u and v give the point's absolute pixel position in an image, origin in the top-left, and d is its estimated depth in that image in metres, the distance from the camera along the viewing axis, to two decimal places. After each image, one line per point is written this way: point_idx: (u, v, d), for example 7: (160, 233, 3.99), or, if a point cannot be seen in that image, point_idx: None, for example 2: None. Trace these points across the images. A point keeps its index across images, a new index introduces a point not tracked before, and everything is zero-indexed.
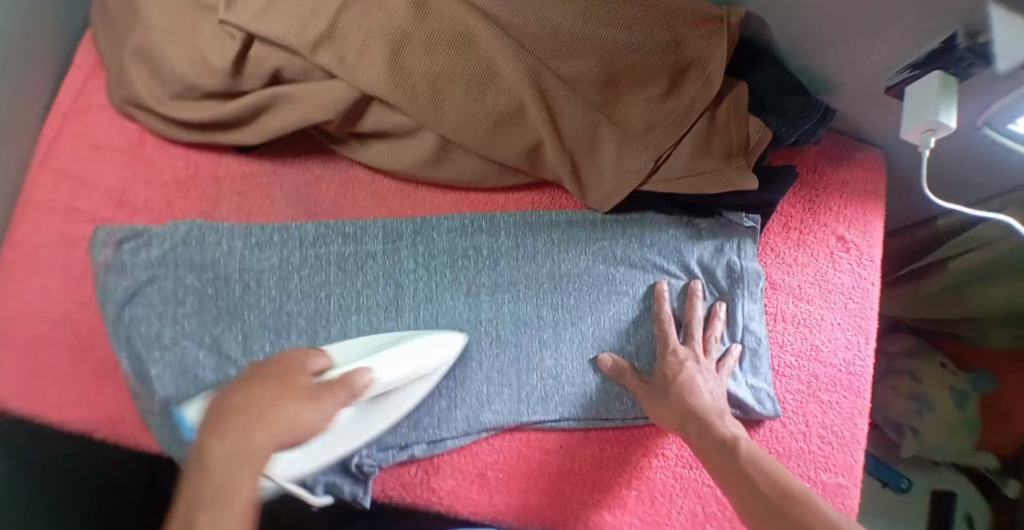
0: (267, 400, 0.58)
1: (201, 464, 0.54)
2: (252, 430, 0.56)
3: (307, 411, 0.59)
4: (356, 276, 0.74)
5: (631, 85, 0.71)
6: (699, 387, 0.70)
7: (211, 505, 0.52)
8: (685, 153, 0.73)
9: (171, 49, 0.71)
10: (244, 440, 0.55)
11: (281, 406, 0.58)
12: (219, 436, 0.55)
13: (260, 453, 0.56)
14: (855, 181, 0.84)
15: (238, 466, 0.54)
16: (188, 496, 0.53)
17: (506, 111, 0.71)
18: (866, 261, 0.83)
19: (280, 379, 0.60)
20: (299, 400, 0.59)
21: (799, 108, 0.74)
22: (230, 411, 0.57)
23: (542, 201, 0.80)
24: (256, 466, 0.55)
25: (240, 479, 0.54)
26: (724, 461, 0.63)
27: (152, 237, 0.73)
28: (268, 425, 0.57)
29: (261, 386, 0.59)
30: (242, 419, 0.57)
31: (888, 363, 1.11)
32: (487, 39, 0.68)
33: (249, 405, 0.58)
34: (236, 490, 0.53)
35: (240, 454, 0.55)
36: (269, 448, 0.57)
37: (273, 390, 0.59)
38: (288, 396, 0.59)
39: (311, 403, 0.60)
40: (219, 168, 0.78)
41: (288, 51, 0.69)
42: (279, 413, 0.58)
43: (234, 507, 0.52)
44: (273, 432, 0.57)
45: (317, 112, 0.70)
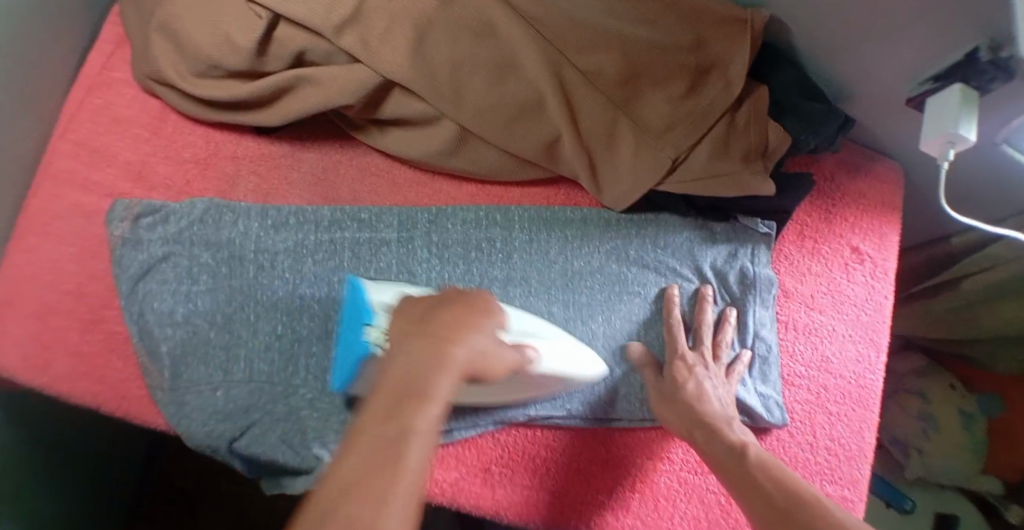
0: (461, 319, 0.51)
1: (406, 367, 0.47)
2: (446, 337, 0.49)
3: (490, 339, 0.53)
4: (369, 262, 0.74)
5: (652, 83, 0.72)
6: (708, 394, 0.69)
7: (404, 402, 0.46)
8: (703, 154, 0.73)
9: (195, 26, 0.72)
10: (439, 346, 0.49)
11: (472, 325, 0.51)
12: (436, 338, 0.49)
13: (460, 363, 0.49)
14: (873, 193, 0.84)
15: (440, 367, 0.48)
16: (384, 390, 0.47)
17: (526, 104, 0.71)
18: (880, 273, 0.82)
19: (472, 301, 0.54)
20: (484, 328, 0.52)
21: (819, 114, 0.74)
22: (441, 319, 0.51)
23: (557, 197, 0.80)
24: (455, 374, 0.48)
25: (441, 383, 0.47)
26: (730, 465, 0.62)
27: (169, 213, 0.74)
28: (468, 339, 0.50)
29: (451, 304, 0.53)
30: (445, 327, 0.50)
31: (898, 382, 1.10)
32: (512, 29, 0.69)
33: (453, 317, 0.51)
34: (442, 394, 0.47)
35: (440, 354, 0.48)
36: (467, 362, 0.50)
37: (469, 312, 0.52)
38: (480, 318, 0.53)
39: (492, 334, 0.53)
40: (237, 149, 0.78)
41: (314, 33, 0.70)
42: (475, 332, 0.51)
43: (432, 413, 0.46)
44: (470, 346, 0.50)
45: (337, 95, 0.71)
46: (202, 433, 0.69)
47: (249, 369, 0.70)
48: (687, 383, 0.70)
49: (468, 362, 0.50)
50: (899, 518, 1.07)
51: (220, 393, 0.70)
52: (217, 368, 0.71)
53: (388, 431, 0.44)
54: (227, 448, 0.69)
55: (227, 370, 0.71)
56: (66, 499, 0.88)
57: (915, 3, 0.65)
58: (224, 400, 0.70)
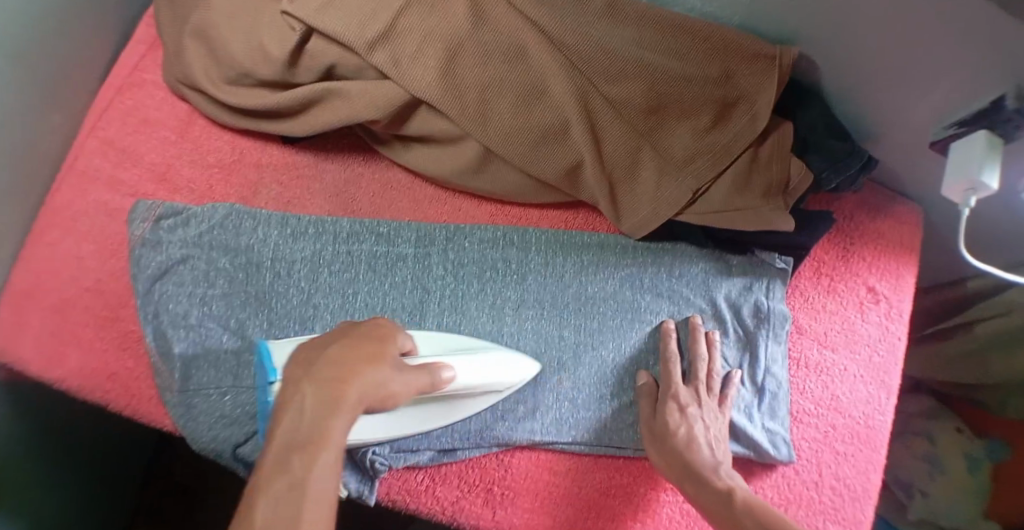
0: (354, 360, 0.56)
1: (294, 411, 0.50)
2: (340, 378, 0.53)
3: (386, 373, 0.58)
4: (385, 276, 0.75)
5: (677, 114, 0.72)
6: (699, 440, 0.69)
7: (296, 451, 0.47)
8: (724, 187, 0.73)
9: (230, 34, 0.73)
10: (334, 388, 0.52)
11: (363, 365, 0.56)
12: (327, 379, 0.52)
13: (352, 405, 0.52)
14: (892, 233, 0.83)
15: (332, 407, 0.50)
16: (279, 437, 0.48)
17: (549, 128, 0.71)
18: (895, 315, 0.82)
19: (362, 343, 0.59)
20: (382, 364, 0.58)
21: (843, 154, 0.74)
22: (330, 362, 0.54)
23: (576, 221, 0.80)
24: (348, 413, 0.52)
25: (334, 423, 0.50)
26: (717, 512, 0.64)
27: (191, 216, 0.74)
28: (359, 377, 0.54)
29: (339, 347, 0.56)
30: (337, 370, 0.53)
31: (905, 422, 1.11)
32: (541, 54, 0.70)
33: (341, 358, 0.55)
34: (337, 433, 0.49)
35: (335, 396, 0.51)
36: (358, 400, 0.53)
37: (361, 349, 0.57)
38: (369, 357, 0.57)
39: (386, 369, 0.58)
40: (261, 157, 0.79)
41: (344, 48, 0.70)
42: (365, 372, 0.55)
43: (330, 452, 0.48)
44: (362, 384, 0.54)
45: (364, 110, 0.71)
46: (209, 437, 0.70)
47: (259, 376, 0.71)
48: (676, 429, 0.70)
49: (360, 400, 0.54)
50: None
51: (229, 398, 0.71)
52: (228, 373, 0.71)
53: (282, 481, 0.45)
54: (233, 453, 0.70)
55: (238, 376, 0.71)
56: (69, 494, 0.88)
57: (946, 48, 0.65)
58: (233, 406, 0.70)
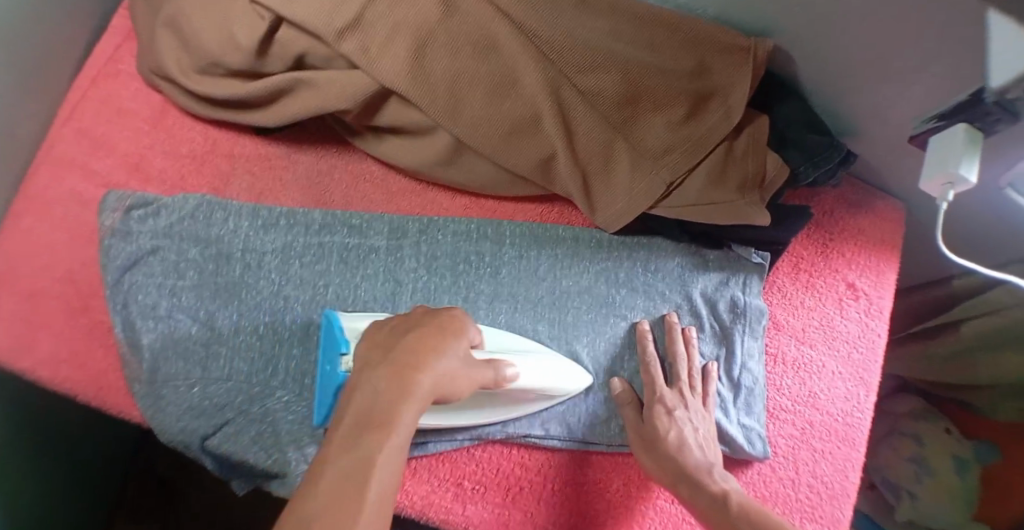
0: (425, 348, 0.54)
1: (369, 397, 0.50)
2: (414, 364, 0.52)
3: (452, 365, 0.55)
4: (356, 269, 0.74)
5: (651, 107, 0.71)
6: (688, 443, 0.69)
7: (367, 429, 0.48)
8: (699, 181, 0.73)
9: (201, 23, 0.72)
10: (404, 376, 0.51)
11: (438, 355, 0.54)
12: (400, 368, 0.51)
13: (423, 393, 0.51)
14: (872, 229, 0.82)
15: (405, 397, 0.50)
16: (351, 413, 0.50)
17: (522, 120, 0.71)
18: (875, 311, 0.81)
19: (436, 331, 0.56)
20: (452, 354, 0.55)
21: (820, 148, 0.74)
22: (403, 350, 0.53)
23: (551, 215, 0.79)
24: (420, 402, 0.51)
25: (405, 409, 0.50)
26: (713, 515, 0.63)
27: (162, 206, 0.74)
28: (430, 369, 0.53)
29: (412, 337, 0.54)
30: (412, 360, 0.52)
31: (892, 423, 1.11)
32: (512, 44, 0.68)
33: (413, 347, 0.53)
34: (408, 423, 0.49)
35: (405, 386, 0.50)
36: (429, 393, 0.52)
37: (436, 336, 0.56)
38: (445, 347, 0.55)
39: (456, 360, 0.55)
40: (235, 148, 0.78)
41: (314, 37, 0.69)
42: (439, 363, 0.53)
43: (398, 440, 0.48)
44: (432, 376, 0.52)
45: (335, 100, 0.70)
46: (175, 429, 0.69)
47: (229, 367, 0.71)
48: (665, 433, 0.69)
49: (430, 393, 0.52)
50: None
51: (196, 390, 0.70)
52: (196, 364, 0.71)
53: (349, 459, 0.47)
54: (201, 446, 0.69)
55: (207, 368, 0.71)
56: (54, 490, 0.89)
57: (921, 40, 0.64)
58: (200, 398, 0.70)
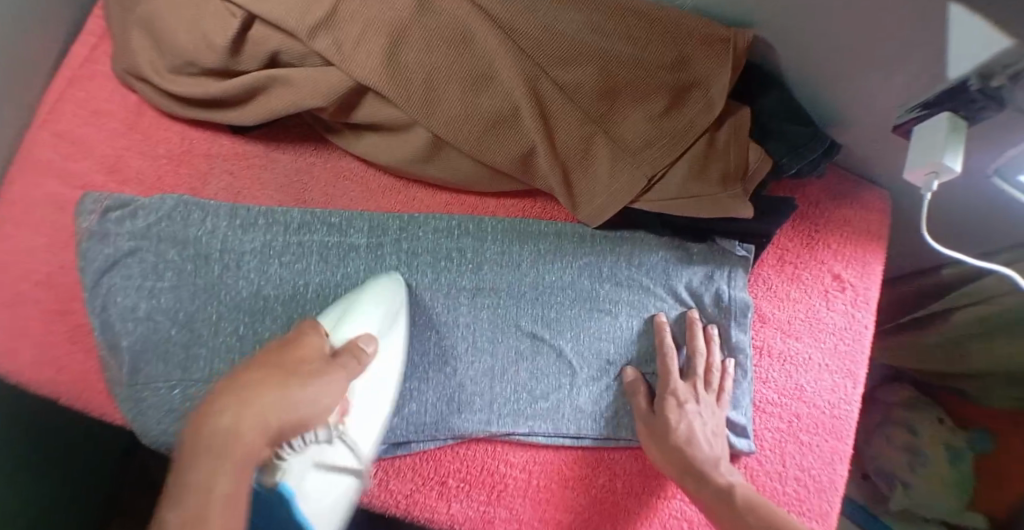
0: (258, 388, 0.54)
1: (187, 449, 0.52)
2: (237, 414, 0.53)
3: (301, 406, 0.55)
4: (336, 267, 0.73)
5: (631, 100, 0.70)
6: (698, 437, 0.70)
7: (191, 496, 0.49)
8: (680, 175, 0.72)
9: (174, 23, 0.71)
10: (230, 432, 0.52)
11: (269, 391, 0.54)
12: (221, 423, 0.53)
13: (249, 441, 0.52)
14: (858, 220, 0.82)
15: (217, 454, 0.51)
16: (179, 480, 0.51)
17: (499, 115, 0.70)
18: (861, 303, 0.80)
19: (281, 362, 0.57)
20: (289, 386, 0.55)
21: (803, 139, 0.73)
22: (224, 398, 0.54)
23: (533, 209, 0.78)
24: (236, 458, 0.51)
25: (221, 469, 0.50)
26: (717, 510, 0.65)
27: (139, 207, 0.73)
28: (256, 416, 0.53)
29: (242, 380, 0.55)
30: (234, 404, 0.53)
31: (885, 413, 1.10)
32: (487, 39, 0.67)
33: (238, 391, 0.54)
34: (219, 485, 0.50)
35: (210, 443, 0.51)
36: (264, 435, 0.53)
37: (274, 372, 0.56)
38: (281, 382, 0.55)
39: (310, 395, 0.56)
40: (212, 147, 0.77)
41: (286, 34, 0.68)
42: (270, 397, 0.54)
43: (211, 502, 0.49)
44: (258, 419, 0.53)
45: (310, 97, 0.70)
46: (159, 431, 0.69)
47: (208, 369, 0.70)
48: (677, 425, 0.70)
49: (263, 430, 0.53)
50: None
51: (177, 392, 0.70)
52: (176, 366, 0.70)
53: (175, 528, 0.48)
54: (181, 448, 0.70)
55: (186, 369, 0.70)
56: (48, 491, 0.89)
57: (901, 27, 0.63)
58: (181, 400, 0.70)
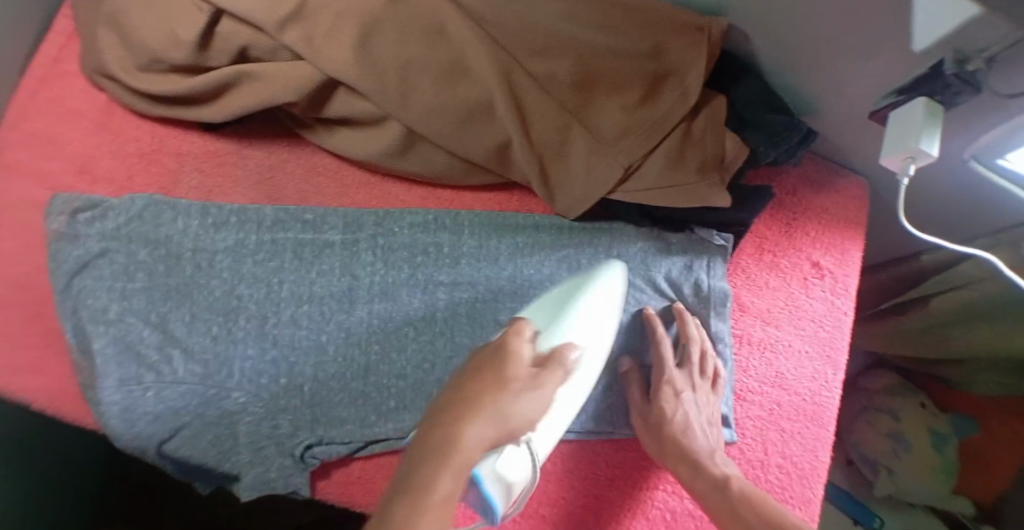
0: (477, 395, 0.54)
1: (409, 463, 0.52)
2: (457, 424, 0.53)
3: (510, 401, 0.55)
4: (311, 264, 0.72)
5: (606, 90, 0.70)
6: (693, 426, 0.71)
7: (406, 495, 0.50)
8: (658, 164, 0.71)
9: (139, 19, 0.69)
10: (444, 440, 0.52)
11: (490, 393, 0.55)
12: (442, 432, 0.53)
13: (466, 452, 0.52)
14: (836, 207, 0.82)
15: (438, 458, 0.51)
16: (400, 482, 0.51)
17: (473, 106, 0.68)
18: (840, 290, 0.81)
19: (501, 373, 0.56)
20: (513, 393, 0.56)
21: (781, 127, 0.73)
22: (443, 404, 0.55)
23: (510, 203, 0.78)
24: (456, 468, 0.51)
25: (438, 475, 0.50)
26: (712, 498, 0.66)
27: (108, 208, 0.72)
28: (478, 422, 0.53)
29: (461, 379, 0.56)
30: (453, 414, 0.53)
31: (867, 400, 1.11)
32: (461, 30, 0.67)
33: (458, 401, 0.54)
34: (443, 481, 0.50)
35: (440, 445, 0.52)
36: (479, 439, 0.53)
37: (492, 379, 0.56)
38: (507, 388, 0.55)
39: (509, 403, 0.55)
40: (183, 145, 0.76)
41: (255, 28, 0.67)
42: (491, 405, 0.54)
43: (432, 497, 0.50)
44: (480, 425, 0.53)
45: (280, 92, 0.68)
46: (132, 436, 0.68)
47: (182, 370, 0.69)
48: (674, 413, 0.72)
49: (481, 441, 0.53)
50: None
51: (151, 394, 0.68)
52: (149, 368, 0.69)
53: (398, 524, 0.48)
54: (159, 450, 0.68)
55: (159, 371, 0.69)
56: None
57: (877, 13, 0.63)
58: (154, 402, 0.69)
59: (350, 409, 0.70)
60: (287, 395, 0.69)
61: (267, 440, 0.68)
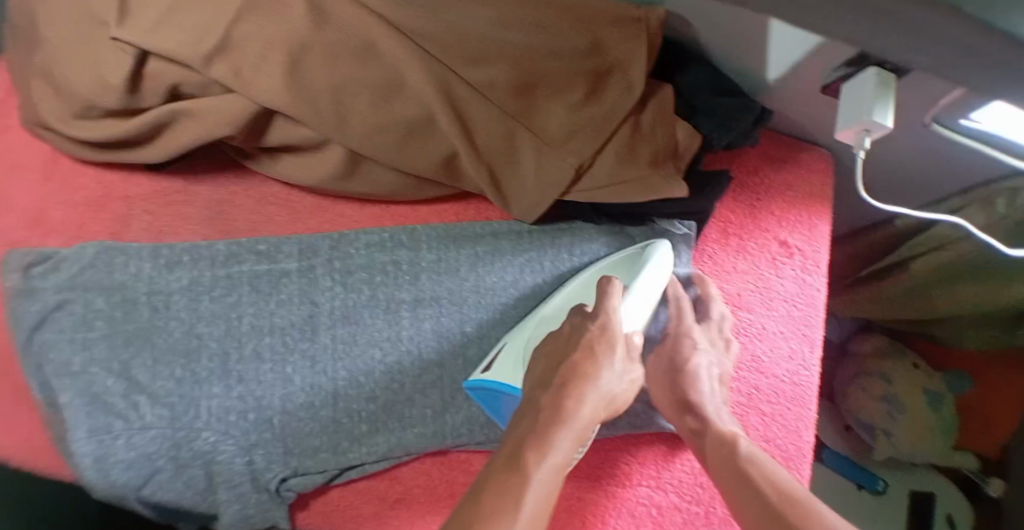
0: (589, 360, 0.62)
1: (530, 421, 0.59)
2: (581, 390, 0.60)
3: (611, 380, 0.62)
4: (270, 295, 0.72)
5: (547, 92, 0.68)
6: (701, 379, 0.72)
7: (518, 454, 0.57)
8: (608, 160, 0.70)
9: (70, 67, 0.68)
10: (568, 403, 0.59)
11: (598, 370, 0.61)
12: (560, 396, 0.60)
13: (583, 422, 0.59)
14: (799, 183, 0.80)
15: (557, 422, 0.59)
16: (512, 441, 0.58)
17: (415, 122, 0.67)
18: (811, 266, 0.79)
19: (605, 339, 0.63)
20: (614, 367, 0.62)
21: (733, 111, 0.71)
22: (561, 370, 0.62)
23: (467, 213, 0.77)
24: (574, 434, 0.59)
25: (557, 434, 0.58)
26: (722, 474, 0.65)
27: (61, 259, 0.71)
28: (587, 395, 0.60)
29: (570, 351, 0.63)
30: (571, 385, 0.60)
31: (859, 365, 1.08)
32: (391, 46, 0.64)
33: (569, 375, 0.61)
34: (563, 445, 0.58)
35: (559, 410, 0.59)
36: (591, 413, 0.60)
37: (598, 349, 0.62)
38: (609, 363, 0.62)
39: (613, 378, 0.62)
40: (130, 188, 0.75)
41: (183, 66, 0.66)
42: (601, 382, 0.61)
43: (551, 461, 0.57)
44: (590, 401, 0.60)
45: (215, 126, 0.67)
46: (108, 484, 0.68)
47: (149, 416, 0.69)
48: (693, 366, 0.72)
49: (595, 407, 0.60)
50: (874, 501, 1.09)
51: (122, 442, 0.68)
52: (117, 417, 0.69)
53: (511, 479, 0.55)
54: (137, 496, 0.69)
55: (127, 419, 0.69)
56: None
57: None
58: (128, 449, 0.68)
59: (322, 437, 0.70)
60: (258, 429, 0.69)
61: (243, 477, 0.69)
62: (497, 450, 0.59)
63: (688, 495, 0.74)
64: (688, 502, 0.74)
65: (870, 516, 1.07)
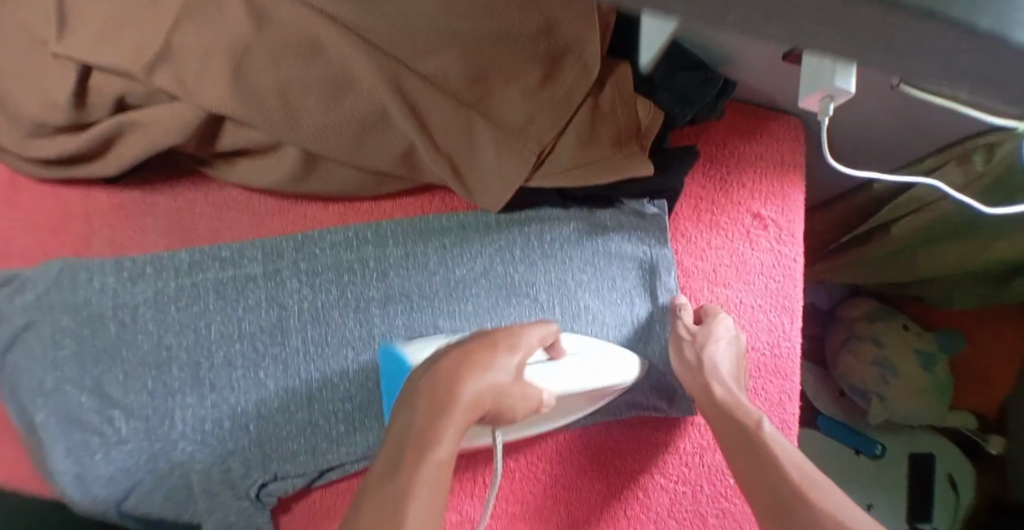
0: (476, 355, 0.57)
1: (416, 411, 0.53)
2: (459, 377, 0.54)
3: (503, 373, 0.56)
4: (236, 301, 0.71)
5: (502, 78, 0.65)
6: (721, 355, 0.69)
7: (406, 456, 0.51)
8: (569, 143, 0.68)
9: (18, 87, 0.67)
10: (450, 385, 0.53)
11: (488, 358, 0.57)
12: (440, 385, 0.54)
13: (470, 408, 0.53)
14: (771, 152, 0.78)
15: (440, 409, 0.52)
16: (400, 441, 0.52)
17: (367, 117, 0.66)
18: (786, 237, 0.78)
19: (493, 340, 0.59)
20: (503, 359, 0.57)
21: (690, 86, 0.69)
22: (449, 358, 0.56)
23: (433, 205, 0.76)
24: (460, 418, 0.52)
25: (443, 422, 0.52)
26: None
27: (24, 281, 0.71)
28: (476, 378, 0.54)
29: (468, 343, 0.58)
30: (456, 369, 0.55)
31: (848, 330, 1.04)
32: (336, 43, 0.63)
33: (459, 362, 0.56)
34: (447, 436, 0.51)
35: (441, 395, 0.53)
36: (477, 400, 0.54)
37: (489, 344, 0.58)
38: (498, 358, 0.57)
39: (505, 369, 0.57)
40: (88, 204, 0.75)
41: (126, 77, 0.65)
42: (489, 374, 0.55)
43: (438, 454, 0.50)
44: (481, 383, 0.54)
45: (162, 137, 0.67)
46: (91, 500, 0.68)
47: (126, 430, 0.68)
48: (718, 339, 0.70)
49: (479, 398, 0.54)
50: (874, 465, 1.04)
51: (100, 457, 0.68)
52: (94, 433, 0.68)
53: (392, 487, 0.49)
54: (119, 510, 0.68)
55: (104, 434, 0.68)
56: None
57: None
58: (105, 465, 0.68)
59: (300, 440, 0.70)
60: (234, 438, 0.69)
61: (221, 486, 0.68)
62: (386, 454, 0.53)
63: (674, 476, 0.74)
64: (674, 482, 0.74)
65: (870, 484, 1.03)
